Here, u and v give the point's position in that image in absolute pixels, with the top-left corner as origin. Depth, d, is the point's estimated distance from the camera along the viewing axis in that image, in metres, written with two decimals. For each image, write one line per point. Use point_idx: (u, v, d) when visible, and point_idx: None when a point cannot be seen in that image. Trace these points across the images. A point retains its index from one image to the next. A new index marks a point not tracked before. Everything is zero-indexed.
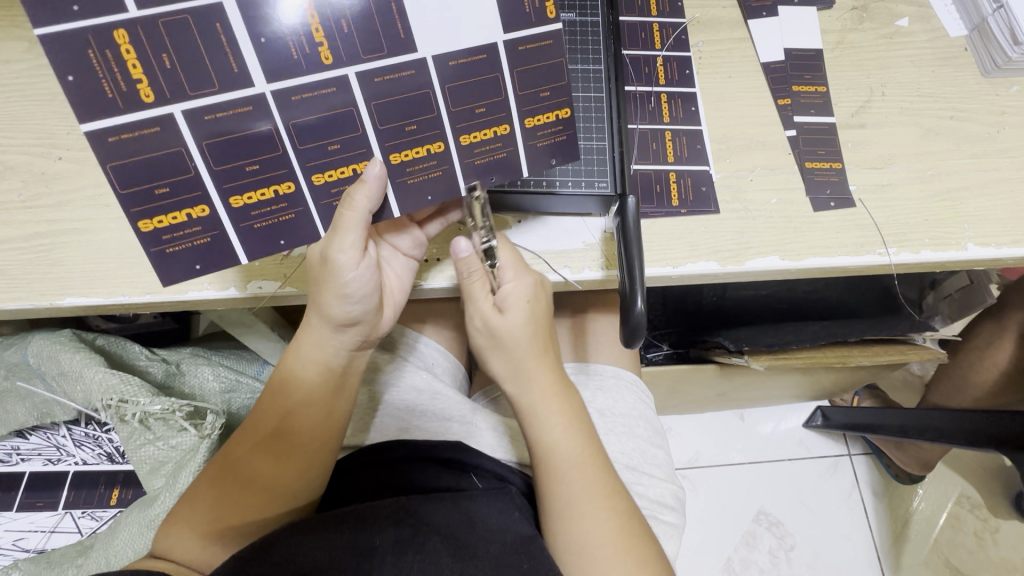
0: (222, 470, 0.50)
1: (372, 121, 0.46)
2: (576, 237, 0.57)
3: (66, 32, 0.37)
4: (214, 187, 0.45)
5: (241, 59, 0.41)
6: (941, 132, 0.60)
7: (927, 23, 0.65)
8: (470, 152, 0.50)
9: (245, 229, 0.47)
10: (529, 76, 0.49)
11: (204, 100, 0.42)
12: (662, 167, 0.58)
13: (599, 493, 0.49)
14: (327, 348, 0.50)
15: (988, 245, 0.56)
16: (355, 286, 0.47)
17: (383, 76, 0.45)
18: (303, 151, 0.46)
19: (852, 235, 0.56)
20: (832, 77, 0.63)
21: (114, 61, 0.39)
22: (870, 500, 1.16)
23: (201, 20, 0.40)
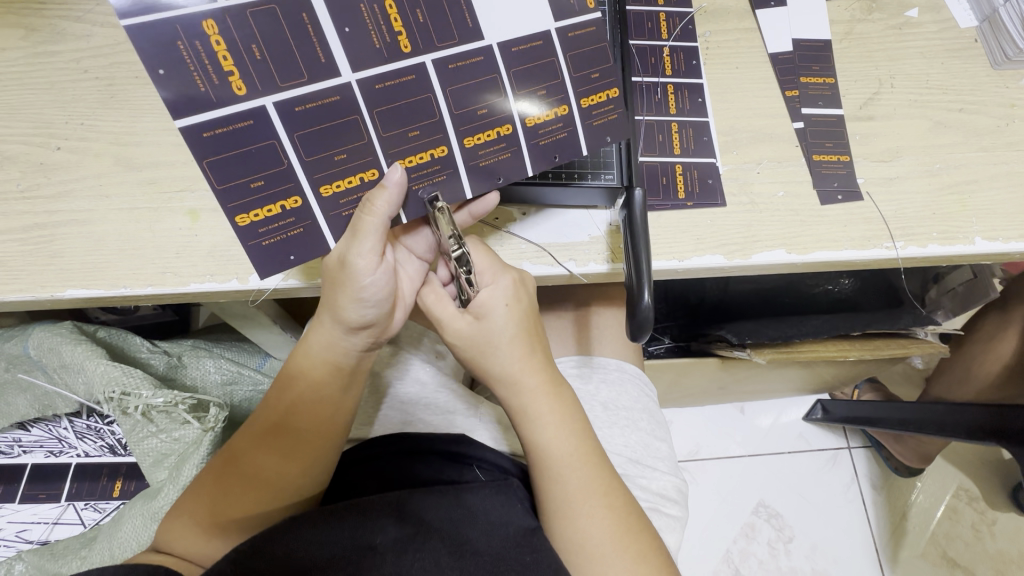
0: (229, 465, 0.49)
1: (448, 106, 0.47)
2: (582, 230, 0.56)
3: (158, 24, 0.38)
4: (305, 177, 0.45)
5: (328, 48, 0.42)
6: (950, 124, 0.60)
7: (937, 13, 0.64)
8: (534, 134, 0.50)
9: (335, 217, 0.47)
10: (581, 59, 0.49)
11: (294, 91, 0.42)
12: (667, 159, 0.58)
13: (595, 490, 0.48)
14: (338, 348, 0.50)
15: (995, 239, 0.56)
16: (371, 291, 0.46)
17: (456, 63, 0.46)
18: (387, 138, 0.46)
19: (859, 228, 0.56)
20: (841, 69, 0.62)
21: (205, 53, 0.39)
22: (869, 492, 1.17)
23: (288, 11, 0.41)
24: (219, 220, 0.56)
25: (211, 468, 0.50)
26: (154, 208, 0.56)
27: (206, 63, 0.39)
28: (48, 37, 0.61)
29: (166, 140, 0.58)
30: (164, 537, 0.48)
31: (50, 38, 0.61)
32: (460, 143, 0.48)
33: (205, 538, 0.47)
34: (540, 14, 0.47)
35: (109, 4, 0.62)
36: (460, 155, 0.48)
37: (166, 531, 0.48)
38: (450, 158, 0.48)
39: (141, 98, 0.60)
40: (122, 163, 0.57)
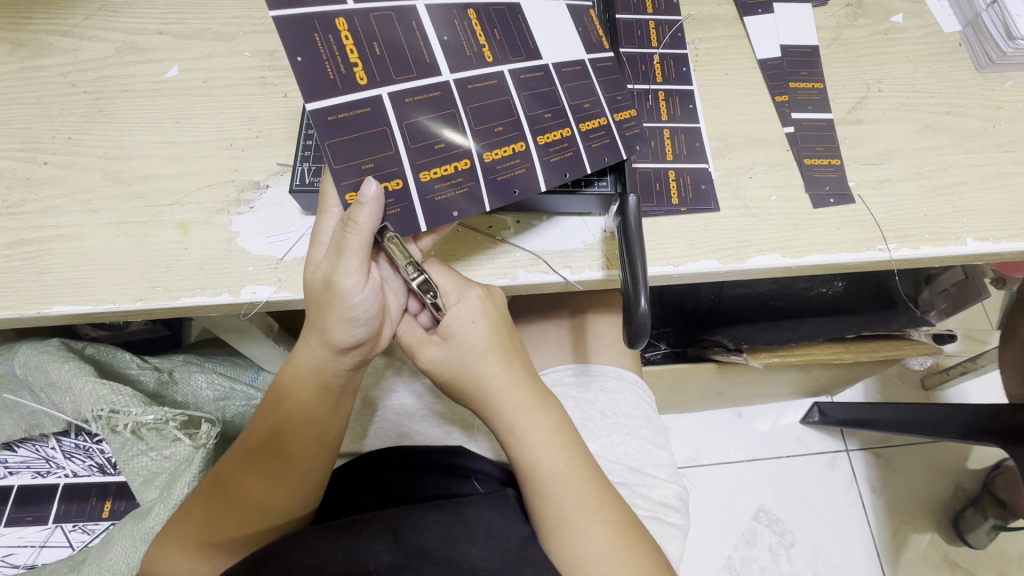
0: (213, 486, 0.49)
1: (524, 108, 0.50)
2: (576, 237, 0.56)
3: (300, 16, 0.42)
4: (409, 162, 0.45)
5: (432, 52, 0.47)
6: (937, 127, 0.60)
7: (921, 19, 0.66)
8: (589, 138, 0.51)
9: (433, 202, 0.45)
10: (609, 84, 0.54)
11: (405, 83, 0.46)
12: (661, 165, 0.58)
13: (590, 504, 0.48)
14: (326, 369, 0.48)
15: (987, 239, 0.56)
16: (359, 310, 0.44)
17: (527, 75, 0.50)
18: (477, 131, 0.47)
19: (851, 232, 0.56)
20: (829, 74, 0.63)
21: (335, 44, 0.43)
22: (869, 496, 1.18)
23: (402, 20, 0.47)
24: (209, 233, 0.55)
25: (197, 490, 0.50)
26: (143, 221, 0.55)
27: (333, 49, 0.43)
28: (36, 52, 0.62)
29: (155, 154, 0.58)
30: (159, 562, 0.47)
31: (37, 52, 0.62)
32: (535, 141, 0.49)
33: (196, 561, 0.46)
34: (575, 47, 0.54)
35: (97, 19, 0.63)
36: (536, 151, 0.49)
37: (159, 553, 0.47)
38: (531, 154, 0.49)
39: (130, 111, 0.59)
40: (111, 177, 0.57)
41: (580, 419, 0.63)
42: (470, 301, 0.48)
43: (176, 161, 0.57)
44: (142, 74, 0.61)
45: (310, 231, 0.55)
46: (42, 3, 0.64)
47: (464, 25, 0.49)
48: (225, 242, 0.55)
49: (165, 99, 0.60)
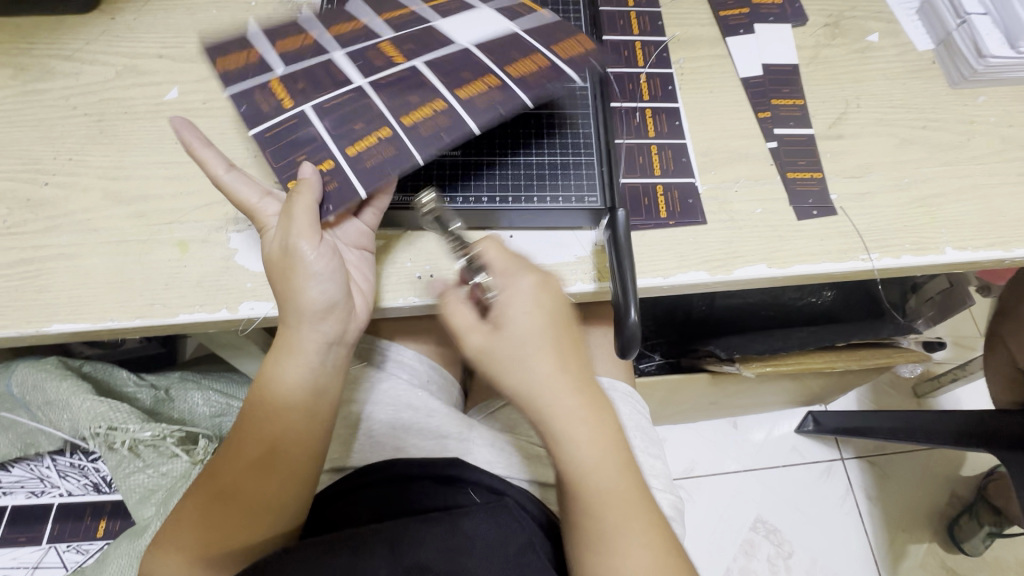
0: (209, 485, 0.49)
1: (443, 78, 0.53)
2: (568, 250, 0.57)
3: (246, 87, 0.52)
4: (336, 145, 0.50)
5: (350, 67, 0.54)
6: (915, 141, 0.63)
7: (895, 38, 0.68)
8: (518, 78, 0.54)
9: (363, 168, 0.49)
10: (536, 37, 0.58)
11: (328, 95, 0.52)
12: (648, 179, 0.60)
13: (636, 521, 0.47)
14: (305, 345, 0.48)
15: (966, 248, 0.58)
16: (316, 267, 0.47)
17: (445, 58, 0.55)
18: (399, 106, 0.52)
19: (835, 242, 0.57)
20: (809, 91, 0.65)
21: (265, 91, 0.52)
22: (864, 504, 1.20)
23: (323, 59, 0.54)
24: (208, 251, 0.56)
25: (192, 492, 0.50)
26: (143, 240, 0.56)
27: (269, 99, 0.52)
28: (38, 76, 0.63)
29: (155, 173, 0.59)
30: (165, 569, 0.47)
31: (39, 76, 0.63)
32: (455, 97, 0.52)
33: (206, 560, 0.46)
34: (497, 23, 0.58)
35: (99, 44, 0.65)
36: (459, 105, 0.52)
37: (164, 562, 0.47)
38: (455, 109, 0.52)
39: (130, 133, 0.61)
40: (110, 197, 0.58)
41: None
42: (522, 291, 0.47)
43: (176, 180, 0.59)
44: (143, 96, 0.63)
45: None
46: (46, 29, 0.66)
47: (388, 50, 0.55)
48: (224, 259, 0.56)
49: (164, 120, 0.61)
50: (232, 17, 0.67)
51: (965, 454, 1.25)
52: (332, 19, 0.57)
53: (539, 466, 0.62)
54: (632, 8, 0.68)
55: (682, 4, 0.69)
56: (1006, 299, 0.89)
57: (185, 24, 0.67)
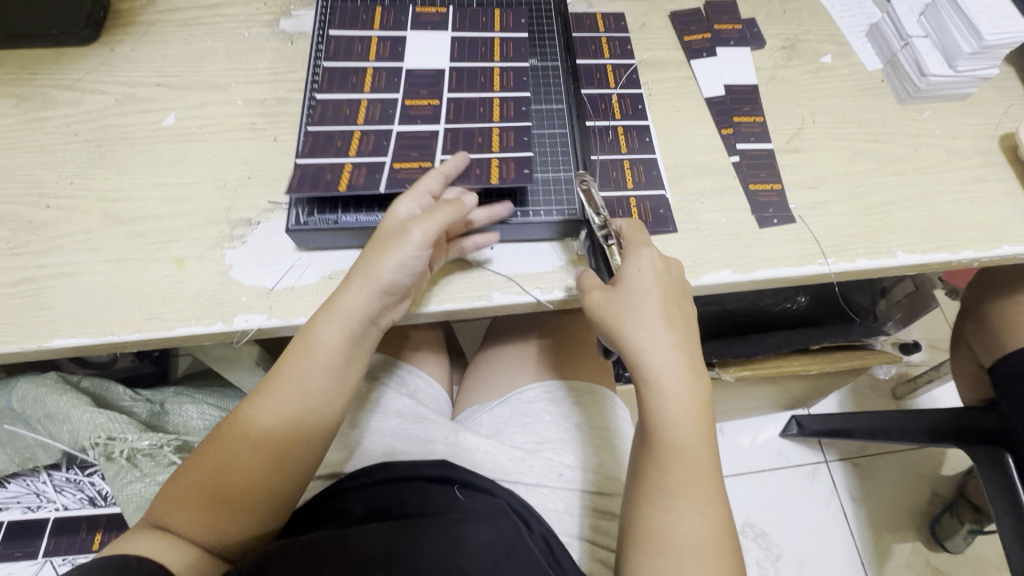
0: (234, 433, 0.50)
1: (467, 86, 0.64)
2: (545, 260, 0.60)
3: (320, 178, 0.58)
4: (484, 150, 0.60)
5: (411, 129, 0.62)
6: (867, 153, 0.67)
7: (847, 59, 0.74)
8: (504, 53, 0.66)
9: (516, 146, 0.60)
10: (470, 27, 0.68)
11: (420, 147, 0.60)
12: (623, 193, 0.64)
13: (696, 492, 0.48)
14: (353, 311, 0.52)
15: (915, 252, 0.62)
16: (411, 260, 0.52)
17: (449, 78, 0.65)
18: (478, 113, 0.62)
19: (794, 248, 0.62)
20: (768, 108, 0.70)
21: (345, 170, 0.59)
22: (849, 505, 1.24)
23: (361, 134, 0.61)
24: (204, 267, 0.59)
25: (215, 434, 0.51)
26: (141, 258, 0.59)
27: (402, 172, 0.59)
28: (41, 104, 0.67)
29: (153, 195, 0.62)
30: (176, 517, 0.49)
31: (42, 105, 0.67)
32: (494, 90, 0.64)
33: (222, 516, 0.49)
34: (440, 36, 0.68)
35: (99, 74, 0.69)
36: (502, 90, 0.64)
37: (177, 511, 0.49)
38: (513, 97, 0.63)
39: (129, 157, 0.64)
40: (110, 218, 0.61)
41: (556, 432, 0.66)
42: (643, 263, 0.52)
43: (173, 201, 0.62)
44: (141, 122, 0.66)
45: (298, 264, 0.60)
46: (47, 61, 0.70)
47: (424, 102, 0.63)
48: (219, 275, 0.59)
49: (162, 145, 0.65)
50: (226, 47, 0.72)
51: (943, 451, 1.28)
52: (340, 115, 0.62)
53: (524, 469, 0.63)
54: (603, 34, 0.74)
55: (649, 30, 0.75)
56: (968, 302, 0.93)
57: (181, 54, 0.71)
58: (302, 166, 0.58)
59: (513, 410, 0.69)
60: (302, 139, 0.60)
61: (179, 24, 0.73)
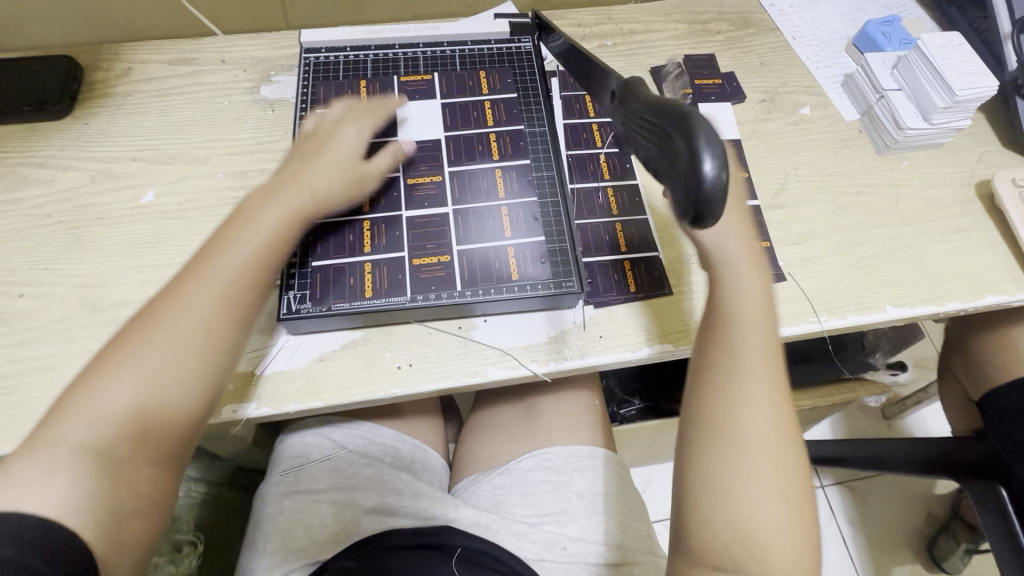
0: (149, 324, 0.48)
1: (467, 161, 0.64)
2: (539, 331, 0.59)
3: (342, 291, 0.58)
4: (498, 239, 0.60)
5: (423, 217, 0.61)
6: (850, 206, 0.68)
7: (825, 110, 0.75)
8: (497, 121, 0.67)
9: (521, 230, 0.61)
10: (456, 93, 0.68)
11: (435, 240, 0.60)
12: (616, 256, 0.63)
13: (768, 395, 0.51)
14: (271, 212, 0.55)
15: (903, 305, 0.63)
16: (335, 151, 0.60)
17: (449, 151, 0.65)
18: (485, 194, 0.63)
19: (786, 306, 0.62)
20: (752, 164, 0.71)
21: (360, 276, 0.58)
22: (846, 529, 1.25)
23: (372, 224, 0.61)
24: None
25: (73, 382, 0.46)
26: None
27: (424, 270, 0.59)
28: (12, 184, 0.64)
29: (132, 279, 0.60)
30: (75, 441, 0.43)
31: (13, 185, 0.64)
32: (494, 161, 0.64)
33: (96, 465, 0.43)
34: (429, 105, 0.67)
35: (73, 150, 0.67)
36: (502, 161, 0.64)
37: (77, 430, 0.43)
38: (515, 166, 0.64)
39: (106, 239, 0.62)
40: (88, 306, 0.58)
41: (559, 503, 0.65)
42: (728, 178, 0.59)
43: (154, 283, 0.60)
44: (119, 200, 0.64)
45: (287, 345, 0.58)
46: (17, 137, 0.68)
47: (427, 180, 0.63)
48: None
49: (140, 225, 0.63)
50: (206, 116, 0.70)
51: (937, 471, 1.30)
52: None
53: (525, 544, 0.62)
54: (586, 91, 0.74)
55: None
56: (956, 334, 0.94)
57: (158, 126, 0.69)
58: (319, 270, 0.58)
59: (514, 479, 0.68)
60: (316, 239, 0.60)
61: (156, 94, 0.72)
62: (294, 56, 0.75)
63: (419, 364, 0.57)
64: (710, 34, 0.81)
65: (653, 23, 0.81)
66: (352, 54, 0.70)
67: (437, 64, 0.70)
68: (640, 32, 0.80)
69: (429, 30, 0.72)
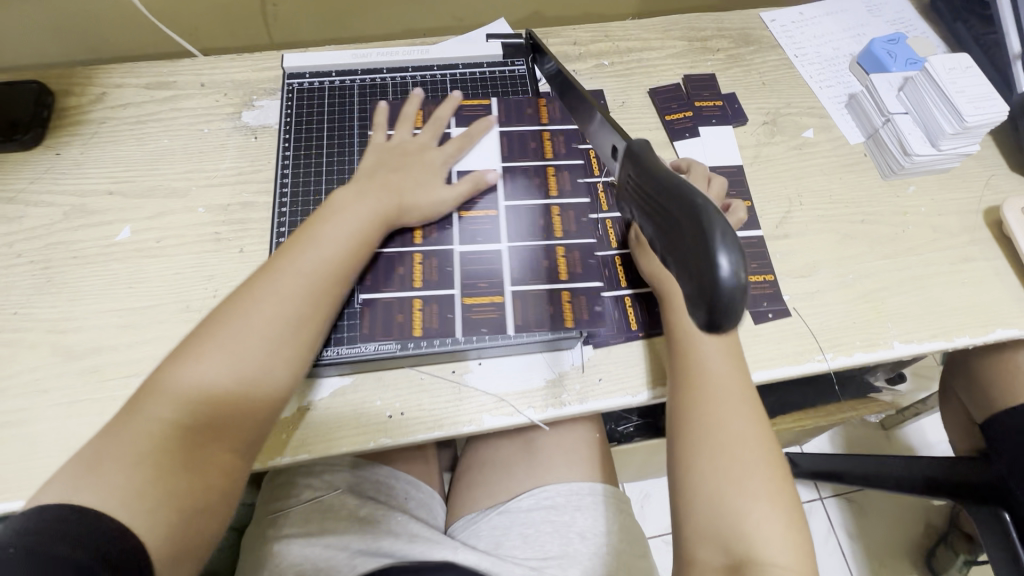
0: (253, 300, 0.50)
1: (519, 194, 0.62)
2: (537, 374, 0.57)
3: (394, 333, 0.55)
4: (512, 276, 0.58)
5: (476, 254, 0.59)
6: (856, 236, 0.66)
7: (829, 132, 0.73)
8: (551, 153, 0.65)
9: (516, 266, 0.59)
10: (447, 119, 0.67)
11: (484, 282, 0.58)
12: (616, 292, 0.61)
13: (751, 441, 0.50)
14: (361, 207, 0.56)
15: (911, 341, 0.61)
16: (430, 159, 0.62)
17: (506, 183, 0.63)
18: (515, 231, 0.61)
19: (791, 344, 0.60)
20: (755, 191, 0.68)
21: (410, 318, 0.56)
22: (845, 542, 1.24)
23: (426, 259, 0.58)
24: None
25: (167, 360, 0.48)
26: (96, 399, 0.54)
27: (476, 309, 0.57)
28: None
29: (107, 323, 0.57)
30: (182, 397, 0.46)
31: None
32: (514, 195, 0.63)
33: (176, 454, 0.44)
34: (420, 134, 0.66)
35: (44, 183, 0.64)
36: (544, 195, 0.63)
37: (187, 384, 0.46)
38: (573, 205, 0.62)
39: (80, 280, 0.59)
40: (60, 354, 0.55)
41: (560, 544, 0.62)
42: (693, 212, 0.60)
43: (131, 328, 0.57)
44: (93, 237, 0.61)
45: None
46: None
47: (484, 213, 0.61)
48: None
49: (116, 264, 0.60)
50: (185, 145, 0.67)
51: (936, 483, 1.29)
52: None
53: None
54: None
55: (629, 109, 0.73)
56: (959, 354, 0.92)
57: (135, 155, 0.66)
58: (367, 304, 0.56)
59: (512, 519, 0.65)
60: (366, 270, 0.57)
61: (132, 121, 0.68)
62: (277, 78, 0.72)
63: (413, 412, 0.55)
64: (710, 52, 0.78)
65: (651, 41, 0.78)
66: (338, 79, 0.69)
67: (426, 90, 0.70)
68: (638, 51, 0.78)
69: (420, 54, 0.71)
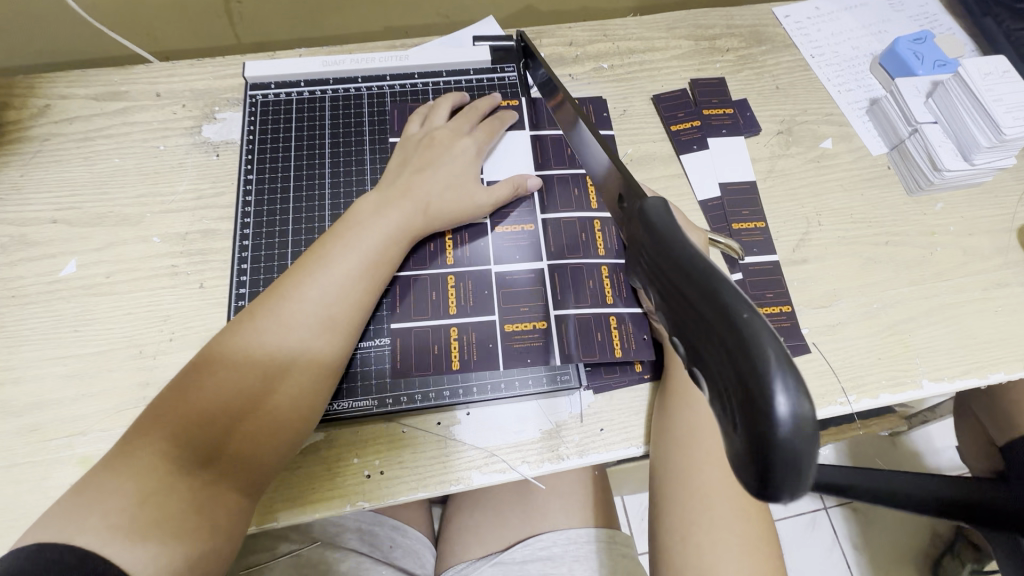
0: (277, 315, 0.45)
1: (558, 208, 0.59)
2: (530, 425, 0.51)
3: (430, 364, 0.52)
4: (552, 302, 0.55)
5: (511, 276, 0.56)
6: (880, 260, 0.60)
7: (849, 142, 0.67)
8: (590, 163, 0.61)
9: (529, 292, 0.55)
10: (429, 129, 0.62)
11: (519, 307, 0.55)
12: (601, 309, 0.55)
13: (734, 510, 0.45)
14: (384, 216, 0.52)
15: (941, 378, 0.55)
16: (455, 159, 0.57)
17: (543, 195, 0.60)
18: (551, 248, 0.57)
19: (810, 385, 0.54)
20: (769, 211, 0.62)
21: (447, 349, 0.53)
22: (850, 553, 1.21)
23: (460, 280, 0.55)
24: None
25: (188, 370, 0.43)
26: (37, 461, 0.48)
27: (516, 338, 0.54)
28: None
29: (50, 372, 0.51)
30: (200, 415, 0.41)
31: None
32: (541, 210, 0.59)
33: (191, 488, 0.39)
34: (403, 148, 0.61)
35: None
36: (579, 209, 0.59)
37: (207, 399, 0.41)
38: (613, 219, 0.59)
39: (19, 323, 0.53)
40: None
41: None
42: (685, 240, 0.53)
43: (77, 378, 0.51)
44: (35, 273, 0.55)
45: None
46: None
47: (517, 227, 0.58)
48: None
49: (60, 304, 0.54)
50: (138, 165, 0.60)
51: None
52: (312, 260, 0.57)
53: None
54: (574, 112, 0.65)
55: (631, 118, 0.66)
56: None
57: (82, 177, 0.59)
58: (400, 333, 0.53)
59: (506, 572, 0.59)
60: (390, 298, 0.54)
61: (79, 137, 0.61)
62: (242, 87, 0.65)
63: (394, 471, 0.49)
64: (719, 52, 0.71)
65: (654, 40, 0.71)
66: (307, 90, 0.64)
67: (402, 101, 0.64)
68: (640, 52, 0.71)
69: (395, 60, 0.65)
